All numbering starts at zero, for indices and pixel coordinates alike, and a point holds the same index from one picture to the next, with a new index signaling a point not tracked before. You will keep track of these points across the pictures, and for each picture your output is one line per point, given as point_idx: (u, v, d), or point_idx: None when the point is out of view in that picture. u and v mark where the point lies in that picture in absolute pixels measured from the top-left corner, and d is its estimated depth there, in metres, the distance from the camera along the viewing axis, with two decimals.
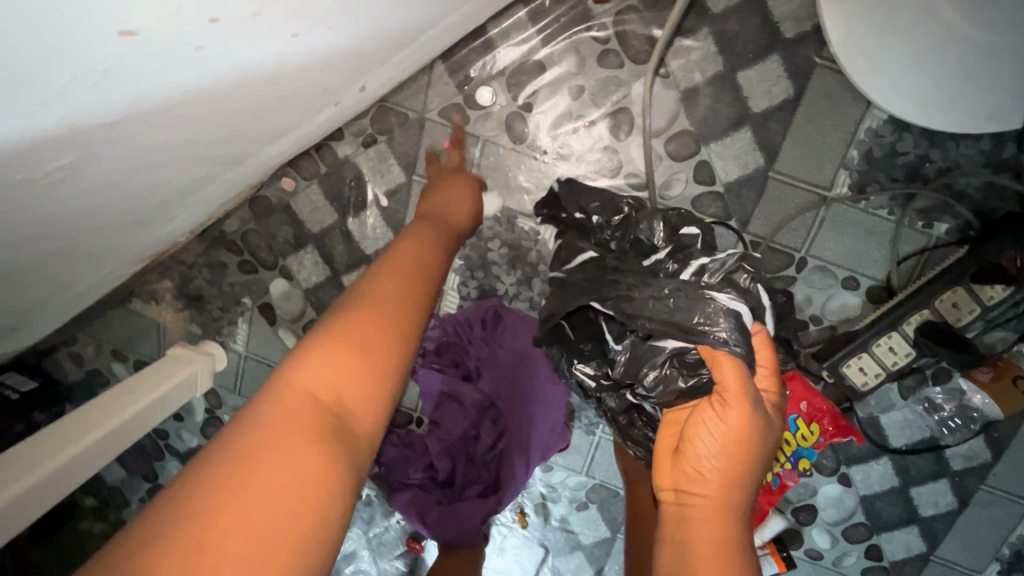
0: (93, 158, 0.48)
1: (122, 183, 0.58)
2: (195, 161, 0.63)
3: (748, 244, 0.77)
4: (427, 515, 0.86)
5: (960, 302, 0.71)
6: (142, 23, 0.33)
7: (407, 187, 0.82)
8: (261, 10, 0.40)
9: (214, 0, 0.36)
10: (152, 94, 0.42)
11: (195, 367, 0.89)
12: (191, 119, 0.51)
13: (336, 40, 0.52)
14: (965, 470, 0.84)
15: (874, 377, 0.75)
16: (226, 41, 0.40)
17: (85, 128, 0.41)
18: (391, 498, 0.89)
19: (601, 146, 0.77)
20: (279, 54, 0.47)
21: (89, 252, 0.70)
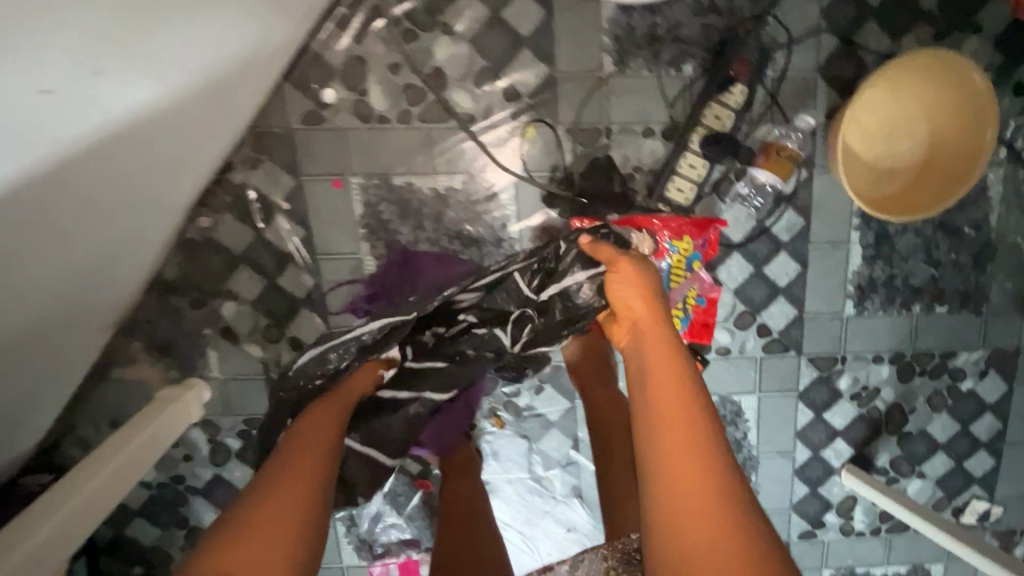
0: (47, 223, 0.62)
1: (70, 248, 0.72)
2: (119, 217, 0.79)
3: (563, 131, 1.01)
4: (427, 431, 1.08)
5: (720, 114, 0.97)
6: (55, 83, 0.50)
7: (300, 188, 1.02)
8: (123, 53, 0.57)
9: (92, 55, 0.53)
10: (75, 144, 0.58)
11: (183, 395, 1.06)
12: (103, 165, 0.67)
13: (184, 71, 0.70)
14: (793, 238, 1.09)
15: (689, 191, 1.01)
16: (108, 84, 0.57)
17: (38, 190, 0.56)
18: None
19: (429, 101, 0.99)
20: (146, 89, 0.65)
21: (57, 325, 0.84)
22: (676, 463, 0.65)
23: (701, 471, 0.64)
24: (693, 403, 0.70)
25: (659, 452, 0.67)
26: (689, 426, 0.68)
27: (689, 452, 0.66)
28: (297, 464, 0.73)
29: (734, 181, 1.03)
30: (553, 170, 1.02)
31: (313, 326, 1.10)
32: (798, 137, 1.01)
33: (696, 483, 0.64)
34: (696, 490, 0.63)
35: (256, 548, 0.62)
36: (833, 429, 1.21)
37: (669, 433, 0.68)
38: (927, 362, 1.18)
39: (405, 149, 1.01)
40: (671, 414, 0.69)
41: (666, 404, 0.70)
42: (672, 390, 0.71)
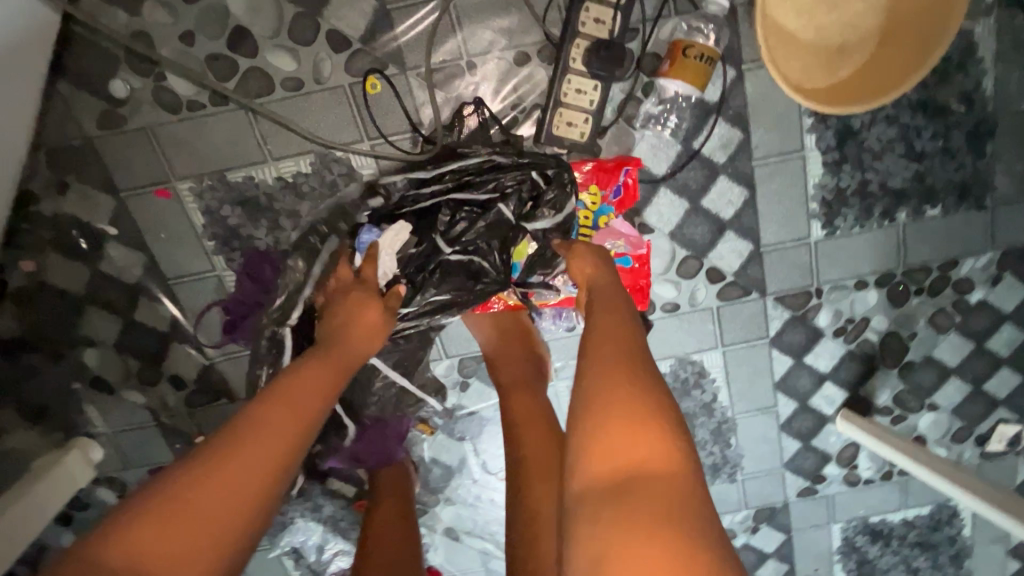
0: None
1: None
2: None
3: (415, 77, 0.81)
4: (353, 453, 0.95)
5: (601, 16, 0.76)
6: None
7: (124, 207, 0.85)
8: None
9: None
10: None
11: (63, 460, 0.93)
12: None
13: None
14: (731, 158, 0.87)
15: (584, 124, 0.80)
16: None
17: None
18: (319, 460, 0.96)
19: (243, 71, 0.80)
20: None
21: None
22: (612, 422, 0.48)
23: (641, 427, 0.48)
24: (638, 359, 0.55)
25: (588, 409, 0.51)
26: (630, 382, 0.51)
27: (630, 403, 0.50)
28: (279, 414, 0.61)
29: (642, 100, 0.82)
30: (414, 128, 0.82)
31: (190, 360, 0.96)
32: (711, 27, 0.79)
33: (640, 438, 0.47)
34: (631, 451, 0.46)
35: (211, 499, 0.51)
36: (818, 373, 1.03)
37: (606, 389, 0.51)
38: (923, 277, 0.97)
39: (231, 137, 0.82)
40: (611, 370, 0.53)
41: (608, 358, 0.55)
42: (609, 347, 0.56)
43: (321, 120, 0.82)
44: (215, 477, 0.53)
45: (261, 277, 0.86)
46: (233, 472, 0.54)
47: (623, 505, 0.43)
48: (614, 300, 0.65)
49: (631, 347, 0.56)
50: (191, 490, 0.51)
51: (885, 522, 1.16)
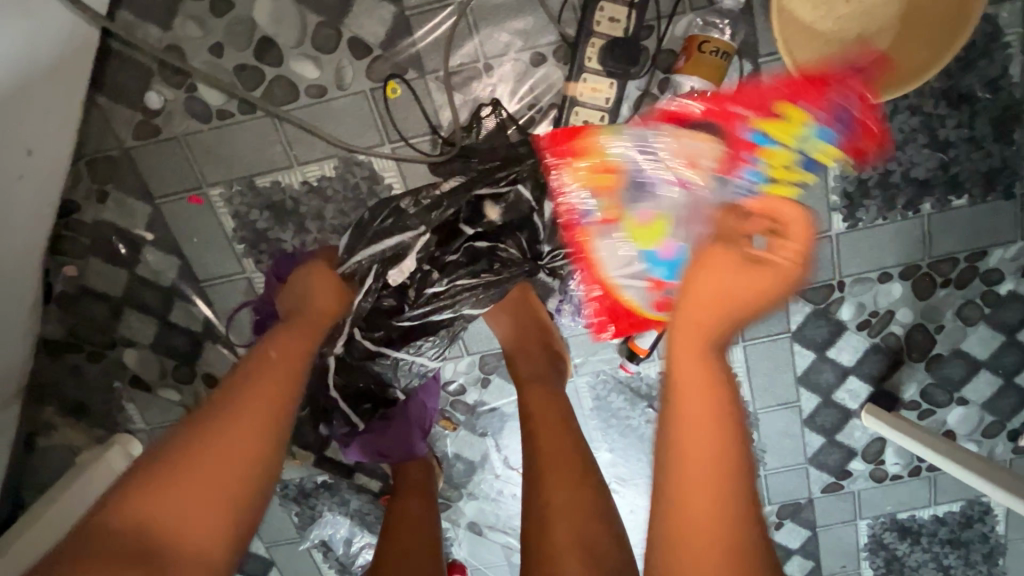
0: None
1: None
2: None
3: (433, 81, 0.83)
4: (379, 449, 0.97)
5: (616, 15, 0.77)
6: None
7: (158, 213, 0.89)
8: None
9: None
10: None
11: (106, 455, 0.98)
12: None
13: None
14: (749, 151, 0.87)
15: (601, 122, 0.81)
16: None
17: None
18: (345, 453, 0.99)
19: (270, 80, 0.83)
20: None
21: None
22: (688, 431, 0.46)
23: (710, 427, 0.46)
24: (715, 384, 0.48)
25: (674, 436, 0.46)
26: (708, 388, 0.47)
27: (707, 428, 0.46)
28: (260, 389, 0.56)
29: (658, 96, 0.83)
30: (434, 130, 0.84)
31: (222, 359, 0.99)
32: (727, 21, 0.79)
33: (714, 470, 0.45)
34: (705, 492, 0.44)
35: (197, 482, 0.48)
36: (842, 367, 1.02)
37: (690, 412, 0.47)
38: (949, 269, 0.95)
39: (258, 144, 0.86)
40: (699, 367, 0.49)
41: (693, 368, 0.49)
42: (686, 362, 0.49)
43: (344, 126, 0.84)
44: (196, 461, 0.49)
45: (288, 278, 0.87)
46: (213, 455, 0.49)
47: (699, 547, 0.43)
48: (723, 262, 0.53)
49: (704, 352, 0.50)
50: (172, 477, 0.47)
51: (914, 518, 1.14)
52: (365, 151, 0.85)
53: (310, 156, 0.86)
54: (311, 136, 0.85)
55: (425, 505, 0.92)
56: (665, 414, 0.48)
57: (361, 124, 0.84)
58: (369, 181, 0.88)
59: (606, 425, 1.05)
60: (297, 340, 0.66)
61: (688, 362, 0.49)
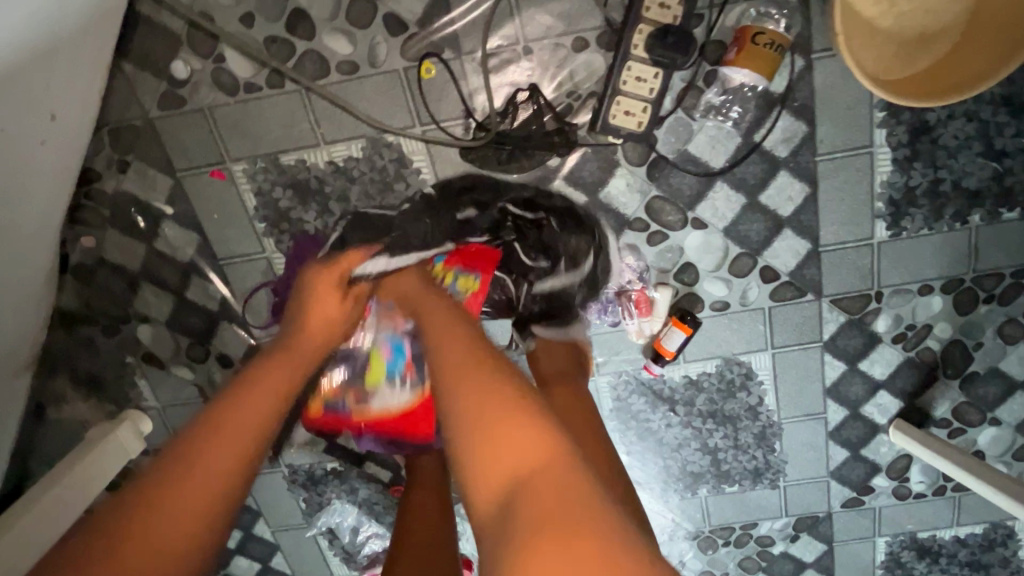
0: None
1: None
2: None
3: (471, 63, 0.79)
4: (393, 439, 0.96)
5: (666, 1, 0.73)
6: None
7: (180, 186, 0.87)
8: None
9: None
10: None
11: (117, 431, 0.96)
12: None
13: None
14: (794, 152, 0.83)
15: (643, 113, 0.78)
16: None
17: None
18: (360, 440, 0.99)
19: (301, 53, 0.80)
20: None
21: None
22: (492, 431, 0.52)
23: (513, 430, 0.51)
24: (491, 354, 0.59)
25: (472, 458, 0.51)
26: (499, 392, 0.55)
27: (516, 424, 0.52)
28: (246, 403, 0.58)
29: (703, 89, 0.79)
30: (467, 114, 0.81)
31: (237, 339, 0.97)
32: (782, 13, 0.75)
33: (538, 459, 0.49)
34: (536, 477, 0.47)
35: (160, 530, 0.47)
36: (873, 381, 0.98)
37: (475, 428, 0.53)
38: (993, 284, 0.91)
39: (286, 120, 0.83)
40: (473, 387, 0.55)
41: (471, 391, 0.55)
42: (474, 382, 0.56)
43: (376, 106, 0.81)
44: (162, 501, 0.49)
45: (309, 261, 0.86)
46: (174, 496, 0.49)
47: (551, 537, 0.43)
48: (445, 316, 0.66)
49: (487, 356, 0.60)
50: (137, 515, 0.47)
51: (934, 538, 1.11)
52: (395, 132, 0.82)
53: (338, 135, 0.83)
54: (341, 114, 0.82)
55: (443, 526, 0.86)
56: (452, 431, 0.55)
57: (393, 104, 0.81)
58: (398, 163, 0.85)
59: (625, 427, 1.02)
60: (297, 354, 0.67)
61: (451, 383, 0.57)
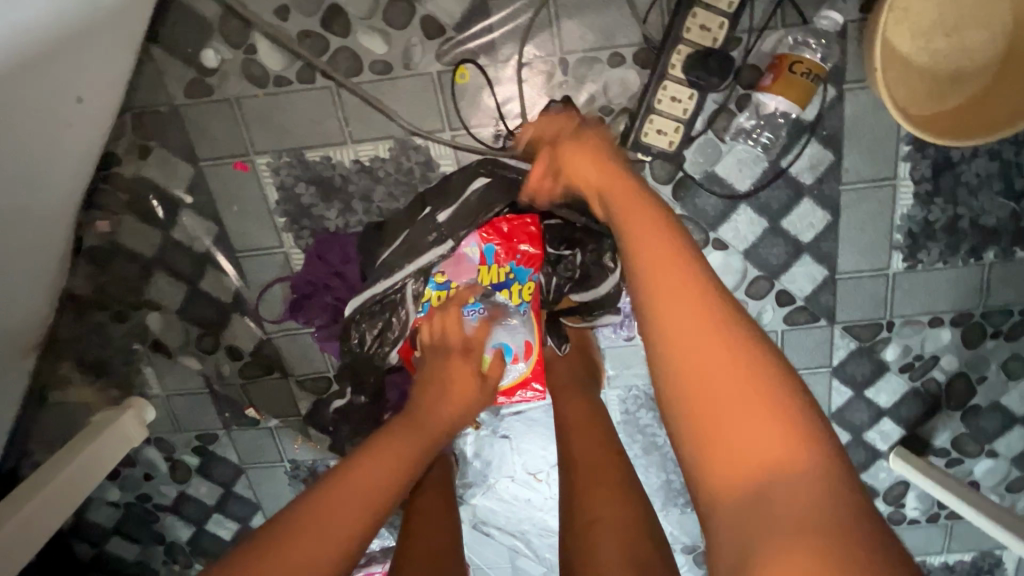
0: None
1: None
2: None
3: (506, 71, 0.79)
4: None
5: (708, 23, 0.73)
6: None
7: (201, 176, 0.85)
8: None
9: None
10: None
11: (120, 419, 0.96)
12: None
13: None
14: (819, 180, 0.84)
15: (674, 133, 0.78)
16: None
17: None
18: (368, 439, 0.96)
19: (335, 50, 0.79)
20: None
21: None
22: (707, 384, 0.41)
23: (708, 340, 0.42)
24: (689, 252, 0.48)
25: (666, 356, 0.43)
26: (695, 285, 0.45)
27: (713, 343, 0.42)
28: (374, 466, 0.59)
29: (735, 113, 0.80)
30: (499, 122, 0.81)
31: (248, 332, 0.96)
32: (819, 43, 0.76)
33: (775, 438, 0.38)
34: (721, 412, 0.40)
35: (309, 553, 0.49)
36: (877, 408, 1.00)
37: (666, 322, 0.44)
38: (1002, 320, 0.93)
39: (315, 116, 0.82)
40: (674, 303, 0.45)
41: (657, 285, 0.46)
42: (666, 277, 0.46)
43: (408, 107, 0.81)
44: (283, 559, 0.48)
45: (331, 259, 0.87)
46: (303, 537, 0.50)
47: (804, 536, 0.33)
48: (630, 198, 0.55)
49: (676, 242, 0.49)
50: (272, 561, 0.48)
51: (924, 564, 1.13)
52: (426, 135, 0.82)
53: (367, 135, 0.83)
54: (372, 113, 0.81)
55: (446, 531, 0.85)
56: (639, 312, 0.47)
57: (425, 107, 0.81)
58: (425, 166, 0.84)
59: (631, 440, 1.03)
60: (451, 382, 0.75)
61: (651, 266, 0.48)
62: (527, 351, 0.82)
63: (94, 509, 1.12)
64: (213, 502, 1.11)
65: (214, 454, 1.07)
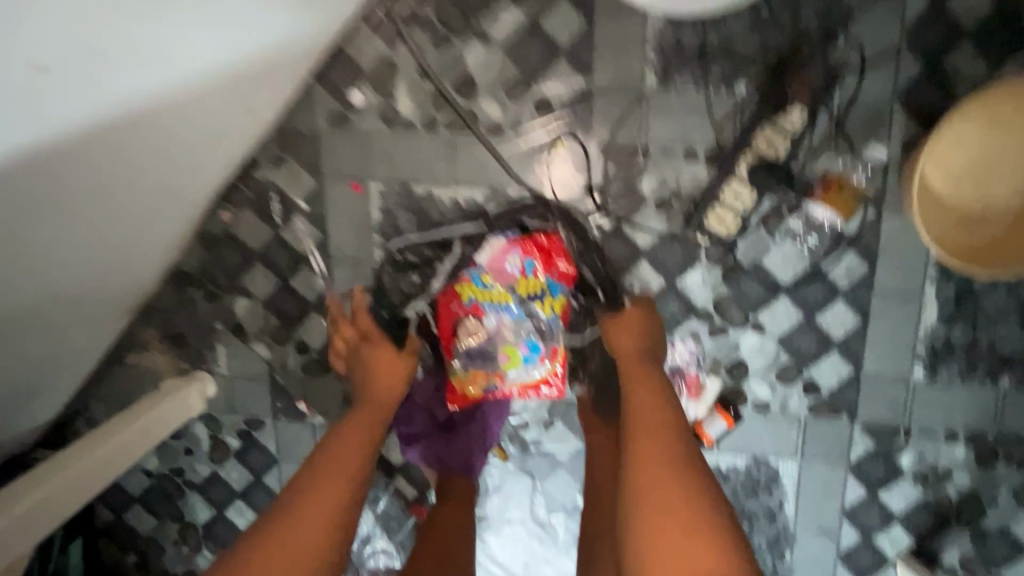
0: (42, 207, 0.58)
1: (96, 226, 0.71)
2: (137, 209, 0.78)
3: (597, 148, 0.94)
4: (440, 456, 1.03)
5: (774, 139, 0.87)
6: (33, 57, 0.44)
7: (320, 190, 1.00)
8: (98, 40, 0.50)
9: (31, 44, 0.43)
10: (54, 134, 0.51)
11: (188, 388, 1.05)
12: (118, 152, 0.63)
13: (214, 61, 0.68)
14: (852, 285, 0.95)
15: (732, 222, 0.92)
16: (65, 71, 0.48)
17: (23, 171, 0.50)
18: (404, 449, 1.04)
19: (459, 108, 0.94)
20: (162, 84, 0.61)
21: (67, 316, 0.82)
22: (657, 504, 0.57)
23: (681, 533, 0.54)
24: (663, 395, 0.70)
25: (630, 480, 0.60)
26: (682, 509, 0.56)
27: (673, 517, 0.55)
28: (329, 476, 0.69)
29: (786, 215, 0.93)
30: (582, 189, 0.95)
31: (320, 331, 1.07)
32: (864, 171, 0.90)
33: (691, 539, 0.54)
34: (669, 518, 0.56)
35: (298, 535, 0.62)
36: (889, 511, 1.04)
37: (652, 534, 0.55)
38: (1014, 446, 0.99)
39: (428, 157, 0.97)
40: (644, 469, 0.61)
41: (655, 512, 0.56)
42: (660, 505, 0.57)
43: (508, 163, 0.95)
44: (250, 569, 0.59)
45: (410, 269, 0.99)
46: (306, 517, 0.64)
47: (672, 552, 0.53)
48: (663, 420, 0.66)
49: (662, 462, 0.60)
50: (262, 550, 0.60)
51: None
52: (520, 189, 0.96)
53: (468, 180, 0.97)
54: (478, 163, 0.96)
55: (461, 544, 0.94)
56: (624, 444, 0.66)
57: (523, 165, 0.96)
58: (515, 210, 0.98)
59: None
60: (393, 376, 0.87)
61: (639, 479, 0.60)
62: (554, 354, 0.96)
63: (129, 474, 1.18)
64: (240, 488, 1.16)
65: (255, 441, 1.13)
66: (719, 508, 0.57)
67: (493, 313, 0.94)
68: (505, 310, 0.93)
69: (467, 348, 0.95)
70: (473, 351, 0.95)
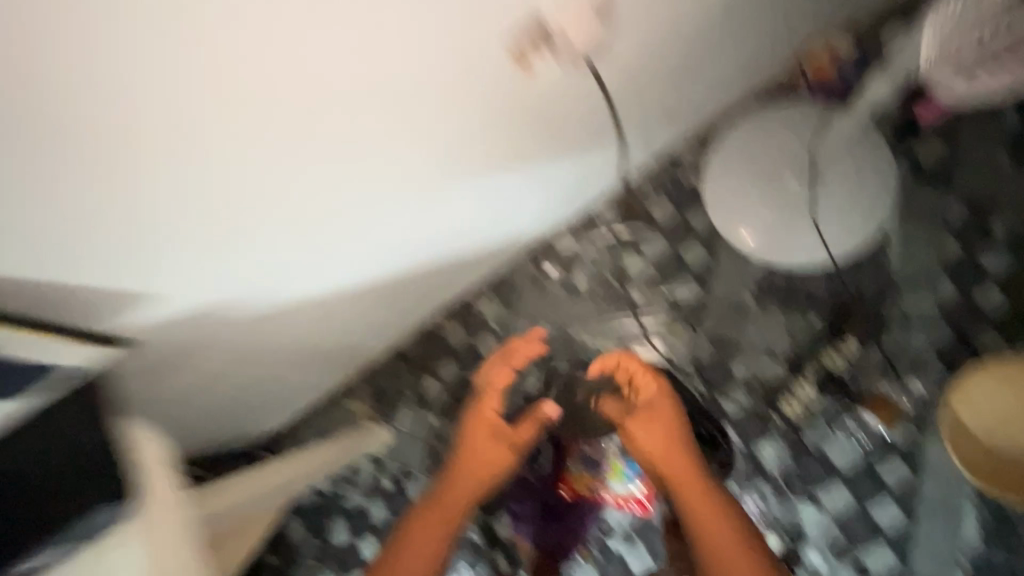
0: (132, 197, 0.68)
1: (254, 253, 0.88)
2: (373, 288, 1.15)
3: (705, 335, 1.35)
4: (543, 538, 1.33)
5: (835, 358, 1.24)
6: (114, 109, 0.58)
7: (508, 320, 1.48)
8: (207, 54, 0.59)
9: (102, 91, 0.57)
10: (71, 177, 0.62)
11: (379, 432, 1.48)
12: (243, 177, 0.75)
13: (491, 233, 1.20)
14: (898, 486, 1.20)
15: (800, 409, 1.26)
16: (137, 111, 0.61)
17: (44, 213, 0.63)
18: (516, 525, 1.36)
19: (614, 290, 1.42)
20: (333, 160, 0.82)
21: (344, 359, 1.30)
22: (711, 526, 1.08)
23: (730, 547, 1.06)
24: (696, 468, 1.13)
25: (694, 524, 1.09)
26: (730, 531, 1.07)
27: (722, 536, 1.07)
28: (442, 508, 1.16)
29: (845, 417, 1.24)
30: (690, 360, 1.35)
31: None
32: (908, 397, 1.22)
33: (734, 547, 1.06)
34: (722, 538, 1.07)
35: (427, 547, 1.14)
36: None
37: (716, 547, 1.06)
38: None
39: (586, 315, 1.43)
40: (703, 512, 1.09)
41: (713, 537, 1.07)
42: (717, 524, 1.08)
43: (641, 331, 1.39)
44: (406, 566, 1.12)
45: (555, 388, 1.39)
46: (410, 553, 1.13)
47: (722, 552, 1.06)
48: (697, 482, 1.12)
49: (717, 512, 1.09)
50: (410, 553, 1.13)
51: None
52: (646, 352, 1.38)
53: (610, 336, 1.41)
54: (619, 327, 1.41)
55: None
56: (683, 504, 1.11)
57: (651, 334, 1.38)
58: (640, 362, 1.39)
59: None
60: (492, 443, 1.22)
61: (702, 517, 1.09)
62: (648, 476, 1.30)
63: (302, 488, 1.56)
64: (379, 523, 1.50)
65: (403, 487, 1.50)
66: (742, 527, 1.08)
67: (610, 434, 1.31)
68: (620, 434, 1.31)
69: (586, 455, 1.32)
70: (590, 460, 1.32)
